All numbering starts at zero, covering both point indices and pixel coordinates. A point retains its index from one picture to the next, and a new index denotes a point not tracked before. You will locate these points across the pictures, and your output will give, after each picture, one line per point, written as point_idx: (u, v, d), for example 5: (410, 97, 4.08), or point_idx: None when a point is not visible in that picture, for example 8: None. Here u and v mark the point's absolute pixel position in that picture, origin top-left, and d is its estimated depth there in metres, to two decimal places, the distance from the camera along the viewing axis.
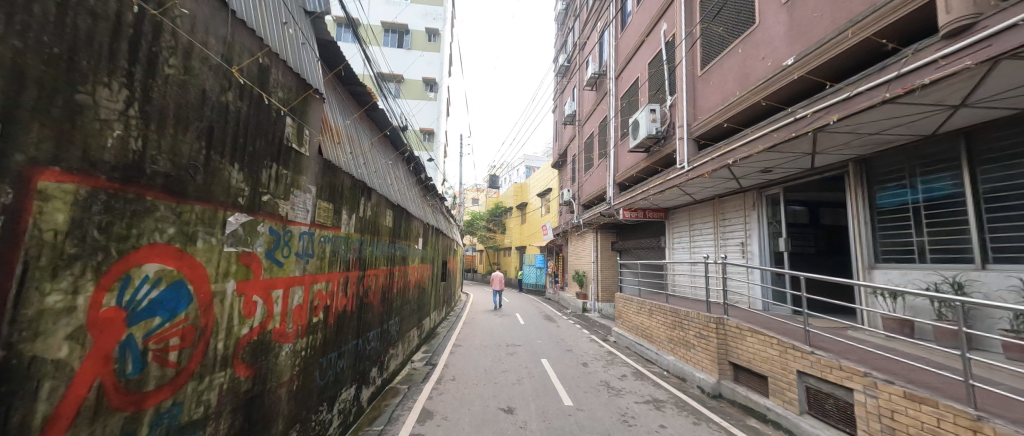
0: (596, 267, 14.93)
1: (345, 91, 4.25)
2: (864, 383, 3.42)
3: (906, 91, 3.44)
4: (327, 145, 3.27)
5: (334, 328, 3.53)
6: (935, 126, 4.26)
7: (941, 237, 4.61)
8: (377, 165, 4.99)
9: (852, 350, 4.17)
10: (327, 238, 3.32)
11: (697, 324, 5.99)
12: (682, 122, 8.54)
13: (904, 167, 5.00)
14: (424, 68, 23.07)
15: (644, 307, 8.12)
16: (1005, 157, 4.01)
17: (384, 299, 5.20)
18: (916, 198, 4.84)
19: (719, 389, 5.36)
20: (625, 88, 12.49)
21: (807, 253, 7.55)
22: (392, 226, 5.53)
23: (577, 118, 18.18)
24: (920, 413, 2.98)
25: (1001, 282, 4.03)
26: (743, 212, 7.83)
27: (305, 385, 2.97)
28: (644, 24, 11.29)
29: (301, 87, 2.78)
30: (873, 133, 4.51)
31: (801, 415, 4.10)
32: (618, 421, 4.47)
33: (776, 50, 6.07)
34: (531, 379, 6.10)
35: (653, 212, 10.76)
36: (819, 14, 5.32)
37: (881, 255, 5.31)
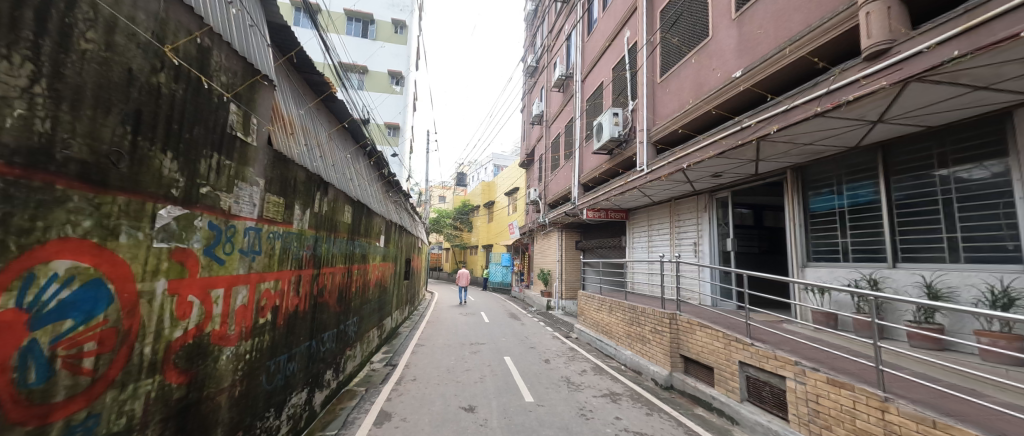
0: (561, 266, 15.22)
1: (301, 79, 4.03)
2: (795, 371, 3.75)
3: (834, 106, 3.81)
4: (278, 136, 3.07)
5: (284, 329, 3.33)
6: (858, 139, 4.74)
7: (862, 239, 5.14)
8: (335, 159, 4.76)
9: (785, 341, 4.56)
10: (277, 234, 3.13)
11: (652, 319, 6.28)
12: (642, 127, 8.90)
13: (833, 175, 5.52)
14: (388, 60, 22.35)
15: (604, 304, 8.40)
16: (914, 168, 4.54)
17: (341, 299, 4.99)
18: (843, 203, 5.37)
19: (671, 380, 5.66)
20: (590, 91, 12.81)
21: (751, 253, 8.16)
22: (351, 222, 5.31)
23: (544, 118, 18.41)
24: (839, 396, 3.30)
25: (906, 278, 4.55)
26: (695, 214, 8.31)
27: (250, 391, 2.79)
28: (609, 29, 11.62)
29: (248, 72, 2.59)
30: (807, 143, 4.95)
31: (741, 402, 4.43)
32: (577, 415, 4.59)
33: (726, 62, 6.48)
34: (494, 377, 6.11)
35: (615, 212, 11.13)
36: (763, 32, 5.74)
37: (812, 255, 5.84)
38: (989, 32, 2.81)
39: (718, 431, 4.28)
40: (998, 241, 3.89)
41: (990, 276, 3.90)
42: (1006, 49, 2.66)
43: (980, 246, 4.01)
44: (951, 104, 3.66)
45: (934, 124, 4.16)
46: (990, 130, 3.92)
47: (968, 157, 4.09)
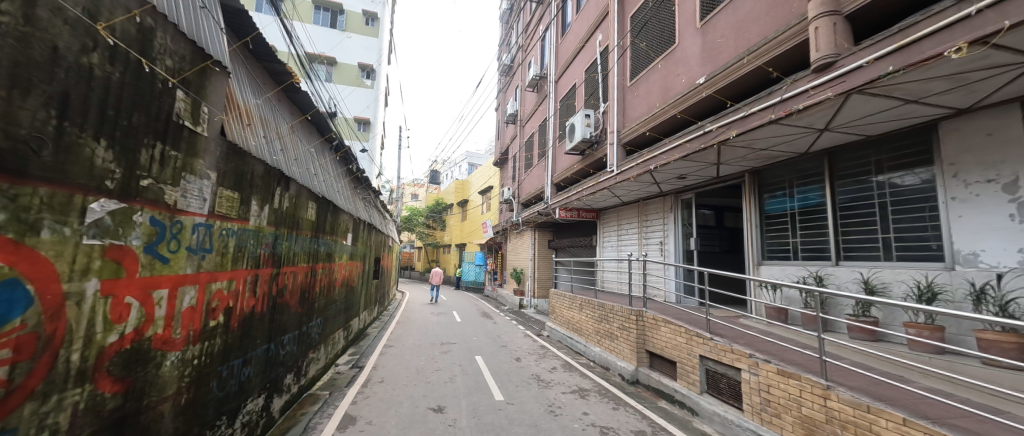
0: (533, 265, 15.33)
1: (259, 67, 3.80)
2: (749, 363, 3.96)
3: (787, 114, 4.06)
4: (233, 126, 2.89)
5: (239, 332, 3.14)
6: (808, 145, 5.08)
7: (810, 239, 5.52)
8: (298, 153, 4.54)
9: (741, 335, 4.82)
10: (231, 231, 2.95)
11: (620, 316, 6.46)
12: (613, 128, 9.12)
13: (786, 179, 5.90)
14: (358, 52, 21.63)
15: (575, 302, 8.54)
16: (857, 174, 4.92)
17: (303, 299, 4.77)
18: (794, 205, 5.74)
19: (637, 375, 5.85)
20: (563, 92, 12.96)
21: (712, 252, 8.55)
22: (315, 219, 5.09)
23: (518, 118, 18.47)
24: (787, 386, 3.52)
25: (848, 275, 4.92)
26: (662, 214, 8.61)
27: (199, 398, 2.61)
28: (582, 31, 11.81)
29: (197, 57, 2.41)
30: (764, 148, 5.25)
31: (701, 394, 4.65)
32: (545, 411, 4.65)
33: (691, 69, 6.75)
34: (464, 376, 6.05)
35: (586, 212, 11.33)
36: (724, 41, 6.03)
37: (767, 253, 6.20)
38: (919, 50, 3.08)
39: (679, 423, 4.46)
40: (924, 240, 4.27)
41: (916, 273, 4.24)
42: (932, 67, 2.92)
43: (909, 245, 4.39)
44: (887, 116, 3.99)
45: (872, 133, 4.53)
46: (920, 140, 4.31)
47: (901, 164, 4.48)
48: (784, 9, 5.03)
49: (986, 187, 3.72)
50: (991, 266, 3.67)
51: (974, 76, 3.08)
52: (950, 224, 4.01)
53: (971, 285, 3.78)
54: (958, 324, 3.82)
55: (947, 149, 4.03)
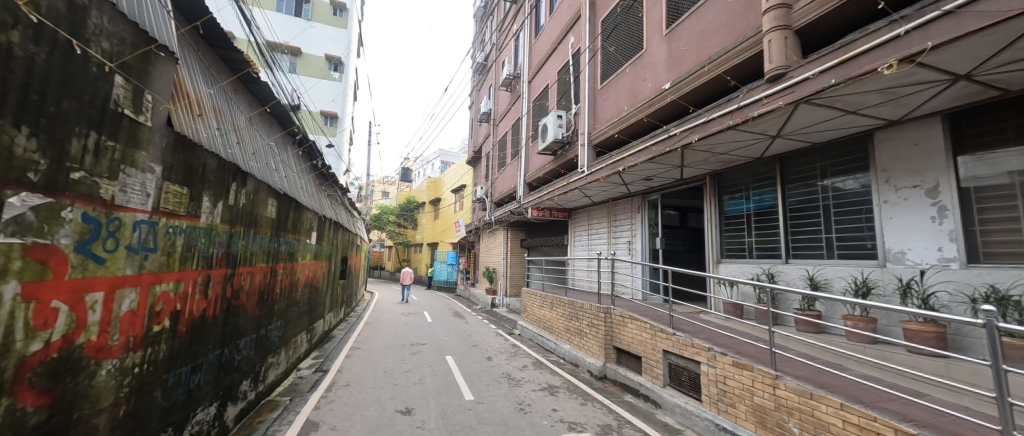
0: (505, 264, 15.36)
1: (213, 54, 3.56)
2: (708, 357, 4.17)
3: (743, 121, 4.30)
4: (182, 116, 2.70)
5: (188, 337, 2.94)
6: (763, 151, 5.41)
7: (763, 238, 5.88)
8: (256, 146, 4.30)
9: (702, 330, 5.06)
10: (179, 230, 2.74)
11: (589, 314, 6.60)
12: (584, 130, 9.30)
13: (743, 182, 6.26)
14: (325, 43, 20.79)
15: (546, 300, 8.63)
16: (805, 178, 5.30)
17: (262, 301, 4.52)
18: (750, 207, 6.10)
19: (605, 370, 6.00)
20: (536, 92, 13.06)
21: (676, 251, 8.91)
22: (276, 217, 4.85)
23: (491, 116, 18.43)
24: (741, 376, 3.74)
25: (796, 272, 5.28)
26: (630, 215, 8.88)
27: (140, 410, 2.41)
28: (555, 33, 11.95)
29: (140, 40, 2.23)
30: (723, 153, 5.53)
31: (664, 387, 4.85)
32: (515, 409, 4.68)
33: (658, 74, 7.00)
34: (434, 377, 5.96)
35: (558, 212, 11.48)
36: (688, 49, 6.29)
37: (725, 252, 6.54)
38: (857, 65, 3.35)
39: (644, 415, 4.63)
40: (861, 240, 4.66)
41: (854, 269, 4.62)
42: (869, 81, 3.18)
43: (848, 244, 4.78)
44: (830, 125, 4.32)
45: (818, 140, 4.89)
46: (858, 148, 4.69)
47: (842, 170, 4.86)
48: (742, 21, 5.32)
49: (913, 191, 4.12)
50: (916, 263, 4.07)
51: (903, 91, 3.40)
52: (882, 225, 4.41)
53: (899, 280, 4.17)
54: (888, 316, 4.21)
55: (880, 157, 4.42)
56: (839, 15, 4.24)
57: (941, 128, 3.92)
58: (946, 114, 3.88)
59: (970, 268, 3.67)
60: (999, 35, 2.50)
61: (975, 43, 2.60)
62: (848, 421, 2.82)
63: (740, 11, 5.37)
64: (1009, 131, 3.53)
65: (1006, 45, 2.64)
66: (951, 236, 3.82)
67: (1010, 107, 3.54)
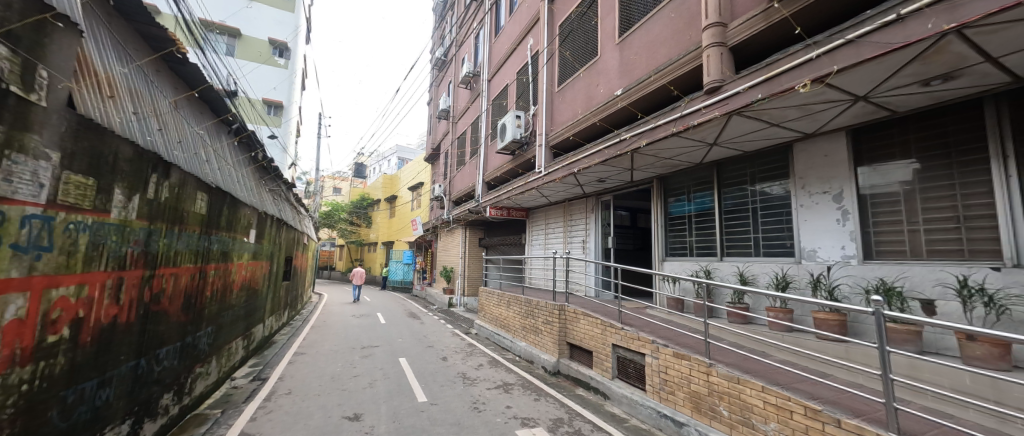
0: (463, 263, 15.21)
1: (128, 28, 3.16)
2: (651, 349, 4.43)
3: (685, 129, 4.61)
4: (89, 97, 2.37)
5: (94, 347, 2.59)
6: (702, 157, 5.84)
7: (701, 238, 6.35)
8: (183, 134, 3.88)
9: (648, 324, 5.37)
10: (83, 226, 2.42)
11: (544, 311, 6.74)
12: (541, 131, 9.46)
13: (685, 186, 6.72)
14: (269, 26, 19.30)
15: (502, 299, 8.69)
16: (738, 183, 5.82)
17: (188, 306, 4.09)
18: (691, 209, 6.56)
19: (558, 366, 6.17)
20: (496, 92, 13.08)
21: (627, 249, 9.36)
22: (207, 213, 4.41)
23: (450, 113, 18.16)
24: (680, 365, 4.02)
25: (729, 269, 5.75)
26: (584, 214, 9.19)
27: (29, 433, 2.08)
28: (514, 34, 12.05)
29: (32, 7, 1.94)
30: (668, 157, 5.90)
31: (612, 379, 5.09)
32: (469, 409, 4.66)
33: (610, 80, 7.30)
34: (385, 381, 5.76)
35: (516, 212, 11.60)
36: (638, 58, 6.62)
37: (669, 251, 6.98)
38: (779, 82, 3.74)
39: (593, 407, 4.82)
40: (781, 239, 5.19)
41: (776, 266, 5.13)
42: (789, 96, 3.55)
43: (771, 243, 5.30)
44: (759, 135, 4.77)
45: (749, 149, 5.38)
46: (781, 157, 5.23)
47: (768, 176, 5.39)
48: (684, 35, 5.70)
49: (823, 197, 4.68)
50: (824, 260, 4.62)
51: (816, 108, 3.84)
52: (798, 226, 4.95)
53: (811, 275, 4.71)
54: (802, 307, 4.74)
55: (797, 166, 4.96)
56: (765, 37, 4.69)
57: (845, 142, 4.48)
58: (849, 130, 4.45)
59: (866, 263, 4.25)
60: (888, 63, 2.91)
61: (871, 69, 3.00)
62: (768, 401, 3.14)
63: (683, 25, 5.74)
64: (896, 146, 4.12)
65: (894, 72, 3.08)
66: (851, 236, 4.39)
67: (896, 126, 4.14)
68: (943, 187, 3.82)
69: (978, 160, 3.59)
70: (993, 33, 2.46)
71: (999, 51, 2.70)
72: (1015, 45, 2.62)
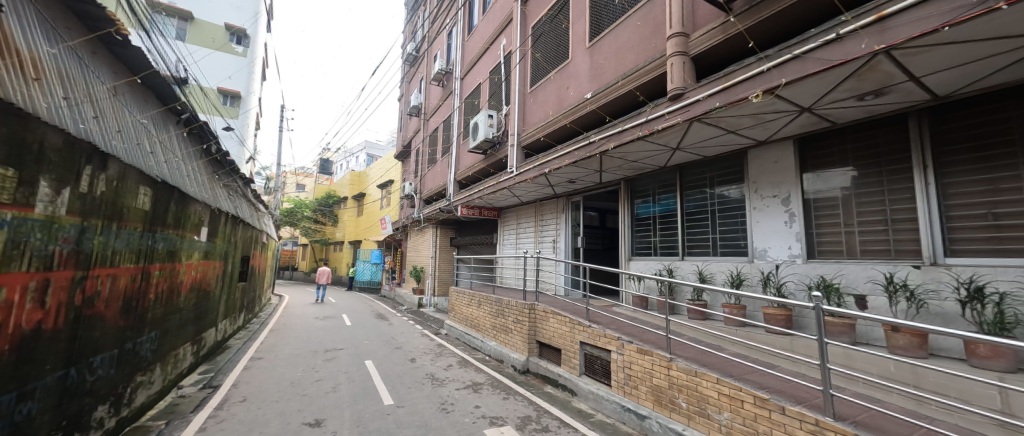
0: (433, 262, 14.98)
1: (59, 4, 2.87)
2: (617, 345, 4.57)
3: (650, 133, 4.79)
4: (9, 78, 2.14)
5: (14, 357, 2.34)
6: (666, 161, 6.10)
7: (665, 238, 6.61)
8: (124, 122, 3.57)
9: (614, 321, 5.52)
10: (1, 222, 2.18)
11: (514, 310, 6.77)
12: (513, 131, 9.50)
13: (651, 188, 6.98)
14: (225, 12, 18.15)
15: (472, 298, 8.63)
16: (699, 186, 6.11)
17: (127, 310, 3.76)
18: (656, 210, 6.83)
19: (527, 364, 6.23)
20: (468, 90, 12.99)
21: (595, 249, 9.58)
22: (151, 209, 4.08)
23: (421, 111, 17.84)
24: (643, 361, 4.17)
25: (689, 267, 6.03)
26: (555, 214, 9.32)
27: None
28: (487, 33, 12.02)
29: None
30: (635, 160, 6.11)
31: (579, 376, 5.20)
32: (437, 410, 4.60)
33: (581, 84, 7.45)
34: (349, 384, 5.58)
35: (488, 211, 11.58)
36: (606, 63, 6.80)
37: (634, 250, 7.21)
38: (735, 92, 3.96)
39: (561, 404, 4.91)
40: (737, 239, 5.50)
41: (731, 264, 5.44)
42: (744, 105, 3.78)
43: (728, 243, 5.61)
44: (717, 141, 5.04)
45: (708, 154, 5.67)
46: (736, 162, 5.55)
47: (725, 180, 5.70)
48: (650, 43, 5.92)
49: (772, 200, 5.01)
50: (774, 259, 4.95)
51: (767, 117, 4.11)
52: (751, 227, 5.27)
53: (762, 273, 5.03)
54: (753, 303, 5.06)
55: (751, 171, 5.29)
56: (723, 49, 4.97)
57: (793, 150, 4.83)
58: (796, 139, 4.81)
59: (809, 262, 4.60)
60: (829, 78, 3.17)
61: (814, 83, 3.25)
62: (722, 391, 3.33)
63: (649, 34, 5.95)
64: (835, 155, 4.50)
65: (834, 87, 3.35)
66: (797, 236, 4.73)
67: (835, 136, 4.52)
68: (875, 193, 4.20)
69: (903, 169, 3.98)
70: (916, 54, 2.73)
71: (921, 71, 3.01)
72: (933, 66, 2.92)
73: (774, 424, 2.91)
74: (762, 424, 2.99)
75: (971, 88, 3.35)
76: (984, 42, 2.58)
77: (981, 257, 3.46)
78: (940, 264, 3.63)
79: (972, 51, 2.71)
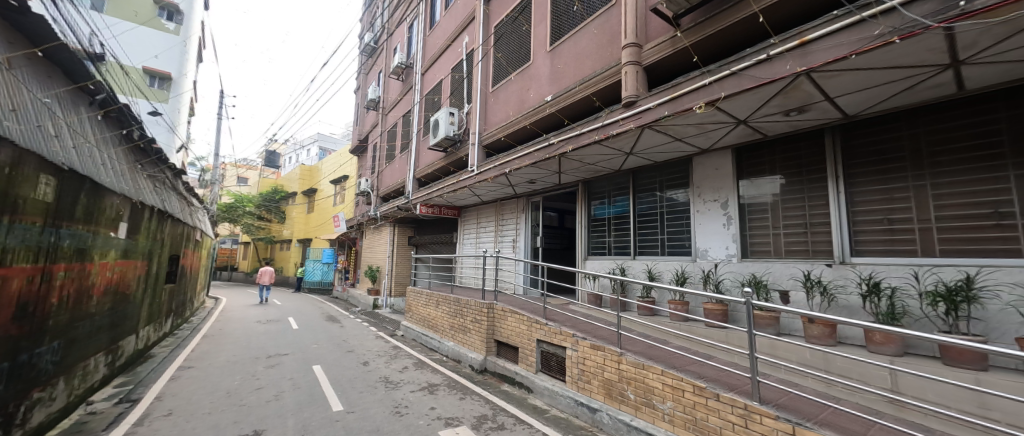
0: (390, 262, 14.48)
1: None
2: (572, 342, 4.70)
3: (605, 137, 4.98)
4: None
5: None
6: (621, 164, 6.38)
7: (618, 238, 6.90)
8: (20, 101, 3.10)
9: (569, 319, 5.67)
10: None
11: (472, 310, 6.71)
12: (474, 130, 9.44)
13: (607, 190, 7.25)
14: None
15: (430, 298, 8.44)
16: (650, 190, 6.45)
17: (22, 317, 3.27)
18: (611, 211, 7.11)
19: (485, 364, 6.23)
20: (429, 86, 12.70)
21: (554, 249, 9.77)
22: (55, 202, 3.58)
23: (379, 104, 17.19)
24: (596, 356, 4.34)
25: (640, 266, 6.34)
26: (515, 215, 9.40)
27: None
28: (449, 29, 11.84)
29: None
30: (592, 163, 6.31)
31: (536, 373, 5.29)
32: (390, 414, 4.47)
33: (541, 86, 7.58)
34: (294, 391, 5.26)
35: (448, 209, 11.39)
36: (566, 68, 6.98)
37: (590, 250, 7.45)
38: (682, 102, 4.21)
39: (517, 401, 4.97)
40: (682, 240, 5.88)
41: (677, 263, 5.80)
42: (689, 115, 4.05)
43: (674, 243, 5.98)
44: (666, 148, 5.35)
45: (659, 160, 6.01)
46: (683, 168, 5.93)
47: (673, 184, 6.07)
48: (606, 51, 6.15)
49: (713, 204, 5.41)
50: (713, 258, 5.35)
51: (710, 127, 4.44)
52: (695, 229, 5.65)
53: (703, 271, 5.42)
54: (695, 299, 5.45)
55: (695, 177, 5.68)
56: (672, 61, 5.28)
57: (731, 158, 5.26)
58: (734, 149, 5.24)
59: (743, 260, 5.02)
60: (761, 94, 3.48)
61: (748, 98, 3.56)
62: (666, 382, 3.55)
63: (606, 42, 6.19)
64: (766, 165, 4.98)
65: (765, 102, 3.69)
66: (733, 237, 5.15)
67: (766, 148, 4.99)
68: (797, 199, 4.69)
69: (821, 179, 4.48)
70: (830, 77, 3.09)
71: (835, 92, 3.40)
72: (844, 89, 3.33)
73: (710, 410, 3.14)
74: (700, 411, 3.23)
75: (873, 110, 3.86)
76: (884, 70, 2.97)
77: (879, 257, 3.99)
78: (847, 263, 4.14)
79: (875, 78, 3.11)
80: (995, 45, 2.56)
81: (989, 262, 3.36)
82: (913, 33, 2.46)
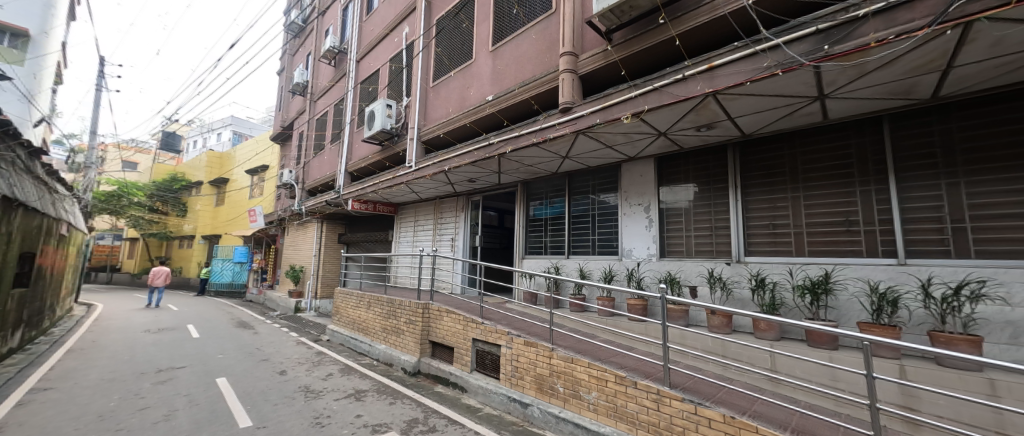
0: (316, 261, 13.36)
1: None
2: (506, 340, 4.78)
3: (543, 140, 5.13)
4: None
5: None
6: (557, 167, 6.63)
7: (554, 238, 7.16)
8: None
9: (505, 317, 5.75)
10: None
11: (406, 311, 6.47)
12: (412, 124, 9.12)
13: (544, 192, 7.49)
14: None
15: (360, 299, 7.96)
16: (583, 192, 6.81)
17: None
18: (547, 212, 7.37)
19: (418, 366, 6.04)
20: (365, 75, 11.97)
21: (493, 248, 9.81)
22: None
23: (307, 89, 15.75)
24: (529, 352, 4.45)
25: (572, 265, 6.65)
26: (454, 213, 9.29)
27: None
28: (388, 18, 11.27)
29: None
30: (530, 164, 6.46)
31: (471, 372, 5.28)
32: (310, 425, 4.15)
33: (482, 85, 7.58)
34: (192, 408, 4.64)
35: (382, 206, 10.82)
36: (506, 70, 7.06)
37: (527, 249, 7.63)
38: (612, 112, 4.50)
39: (451, 402, 4.92)
40: (610, 240, 6.29)
41: (605, 262, 6.19)
42: (618, 124, 4.34)
43: (603, 243, 6.37)
44: (598, 154, 5.68)
45: (591, 164, 6.35)
46: (612, 173, 6.36)
47: (603, 188, 6.48)
48: (545, 57, 6.35)
49: (638, 207, 5.88)
50: (637, 257, 5.81)
51: (636, 136, 4.81)
52: (621, 230, 6.07)
53: (627, 269, 5.85)
54: (621, 295, 5.88)
55: (623, 182, 6.13)
56: (603, 72, 5.63)
57: (653, 166, 5.77)
58: (655, 158, 5.75)
59: (662, 259, 5.53)
60: (678, 109, 3.86)
61: (668, 111, 3.92)
62: (591, 373, 3.77)
63: (545, 48, 6.38)
64: (681, 174, 5.54)
65: (681, 117, 4.10)
66: (653, 239, 5.64)
67: (682, 159, 5.55)
68: (705, 205, 5.28)
69: (724, 188, 5.12)
70: (732, 99, 3.54)
71: (735, 113, 3.90)
72: (743, 110, 3.84)
73: (629, 396, 3.42)
74: (620, 398, 3.49)
75: (763, 131, 4.51)
76: (772, 97, 3.48)
77: (766, 257, 4.67)
78: (742, 261, 4.78)
79: (766, 103, 3.63)
80: (848, 84, 3.15)
81: (842, 261, 4.12)
82: (792, 67, 2.93)
